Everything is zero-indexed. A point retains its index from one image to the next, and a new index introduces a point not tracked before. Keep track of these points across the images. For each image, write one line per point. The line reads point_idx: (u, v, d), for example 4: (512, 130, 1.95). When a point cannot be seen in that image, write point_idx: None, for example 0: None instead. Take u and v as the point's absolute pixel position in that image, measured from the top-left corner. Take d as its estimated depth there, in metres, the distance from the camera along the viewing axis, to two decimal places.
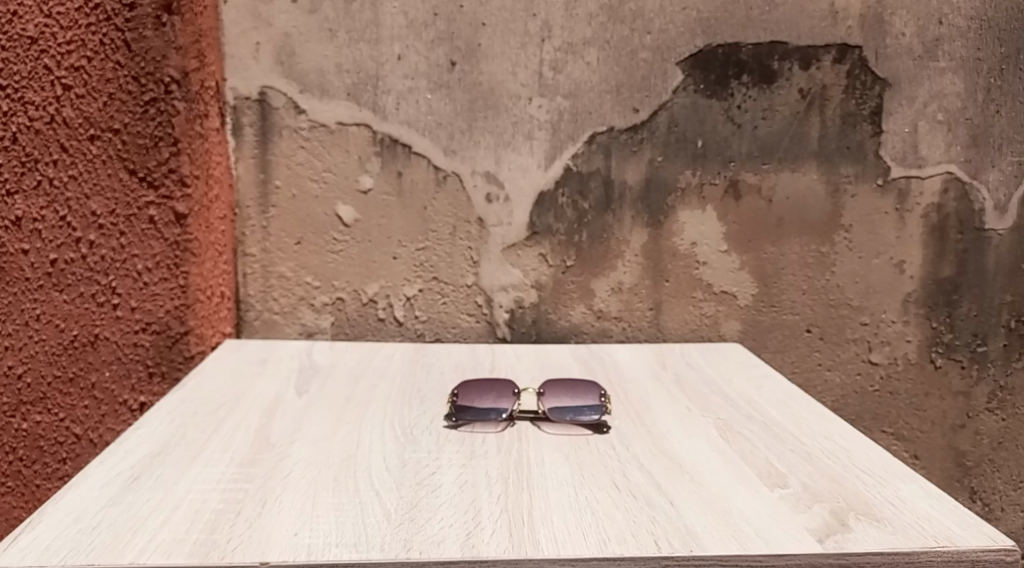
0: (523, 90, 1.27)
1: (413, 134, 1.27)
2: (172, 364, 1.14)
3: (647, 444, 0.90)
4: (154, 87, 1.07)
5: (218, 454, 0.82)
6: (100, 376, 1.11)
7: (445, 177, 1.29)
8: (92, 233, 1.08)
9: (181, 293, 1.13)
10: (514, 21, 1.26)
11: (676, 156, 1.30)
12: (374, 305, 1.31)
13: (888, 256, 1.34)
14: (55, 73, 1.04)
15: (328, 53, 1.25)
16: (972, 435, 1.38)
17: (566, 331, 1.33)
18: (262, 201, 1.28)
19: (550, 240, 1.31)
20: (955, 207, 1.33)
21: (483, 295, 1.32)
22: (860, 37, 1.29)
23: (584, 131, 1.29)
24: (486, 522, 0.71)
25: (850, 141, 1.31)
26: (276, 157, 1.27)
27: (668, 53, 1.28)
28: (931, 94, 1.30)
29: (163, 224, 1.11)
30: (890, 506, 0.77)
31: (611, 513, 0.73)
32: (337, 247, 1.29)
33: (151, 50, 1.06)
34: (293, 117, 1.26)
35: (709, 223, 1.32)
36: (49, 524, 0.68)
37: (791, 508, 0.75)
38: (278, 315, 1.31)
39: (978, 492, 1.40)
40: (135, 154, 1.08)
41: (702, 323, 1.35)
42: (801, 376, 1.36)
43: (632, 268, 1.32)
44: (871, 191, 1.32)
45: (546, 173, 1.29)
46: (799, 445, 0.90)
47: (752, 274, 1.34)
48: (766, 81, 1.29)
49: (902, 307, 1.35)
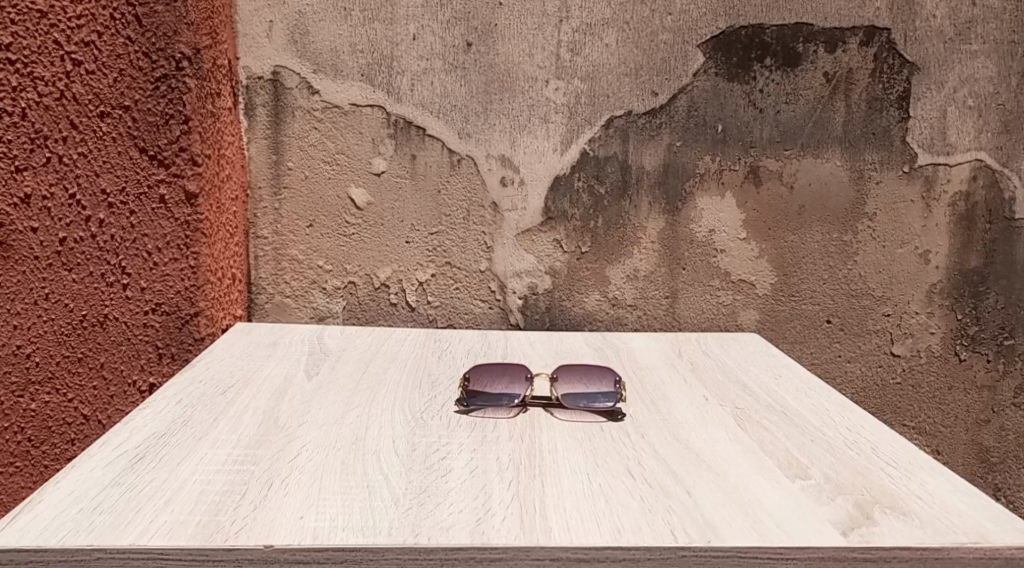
0: (540, 72, 1.25)
1: (428, 116, 1.25)
2: (182, 345, 1.13)
3: (663, 433, 0.87)
4: (166, 63, 1.06)
5: (225, 436, 0.81)
6: (109, 356, 1.10)
7: (459, 161, 1.26)
8: (102, 212, 1.07)
9: (191, 273, 1.12)
10: (532, 1, 1.24)
11: (695, 141, 1.27)
12: (386, 290, 1.29)
13: (913, 245, 1.30)
14: (65, 48, 1.02)
15: (343, 32, 1.23)
16: (997, 431, 1.35)
17: (580, 318, 1.31)
18: (274, 183, 1.27)
19: (565, 226, 1.28)
20: (984, 196, 1.30)
21: (496, 281, 1.30)
22: (889, 20, 1.26)
23: (601, 115, 1.26)
24: (497, 509, 0.69)
25: (876, 127, 1.28)
26: (289, 139, 1.26)
27: (690, 35, 1.25)
28: (961, 79, 1.27)
29: (173, 204, 1.10)
30: (917, 499, 0.74)
31: (626, 502, 0.71)
32: (349, 230, 1.28)
33: (162, 26, 1.05)
34: (307, 98, 1.25)
35: (728, 210, 1.29)
36: (49, 503, 0.67)
37: (814, 500, 0.73)
38: (289, 298, 1.29)
39: (1003, 489, 1.36)
40: (146, 132, 1.07)
41: (719, 312, 1.32)
42: (820, 368, 1.33)
43: (648, 256, 1.29)
44: (896, 179, 1.29)
45: (562, 158, 1.27)
46: (821, 435, 0.88)
47: (772, 262, 1.31)
48: (790, 64, 1.26)
49: (926, 298, 1.32)
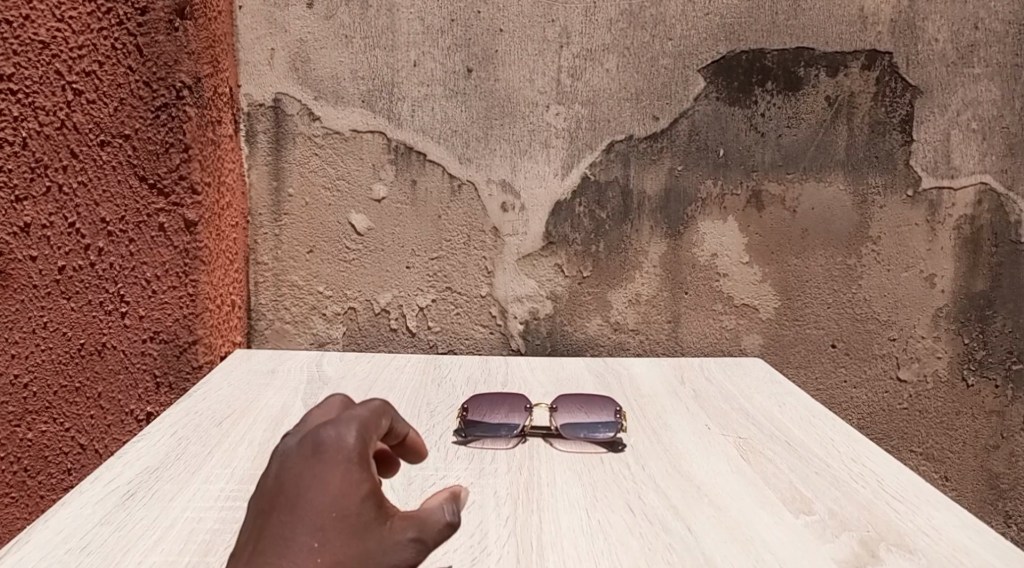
0: (540, 97, 1.25)
1: (428, 142, 1.25)
2: (179, 374, 1.12)
3: (664, 465, 0.86)
4: (166, 92, 1.06)
5: (218, 470, 0.80)
6: (106, 385, 1.10)
7: (460, 186, 1.26)
8: (101, 240, 1.07)
9: (189, 301, 1.11)
10: (531, 27, 1.24)
11: (696, 165, 1.27)
12: (386, 315, 1.29)
13: (918, 269, 1.29)
14: (67, 78, 1.02)
15: (343, 59, 1.23)
16: (1006, 457, 1.33)
17: (582, 343, 1.30)
18: (275, 209, 1.27)
19: (567, 250, 1.28)
20: (989, 219, 1.28)
21: (497, 306, 1.29)
22: (891, 43, 1.25)
23: (602, 140, 1.26)
24: (493, 547, 0.68)
25: (879, 150, 1.27)
26: (289, 165, 1.26)
27: (690, 60, 1.25)
28: (964, 102, 1.26)
29: (172, 231, 1.09)
30: (923, 535, 0.73)
31: (626, 539, 0.70)
32: (349, 256, 1.27)
33: (163, 56, 1.05)
34: (307, 124, 1.25)
35: (730, 234, 1.28)
36: (38, 543, 0.67)
37: (817, 537, 0.72)
38: (289, 324, 1.29)
39: (1013, 516, 1.34)
40: (146, 161, 1.07)
41: (722, 337, 1.31)
42: (825, 394, 1.31)
43: (650, 280, 1.29)
44: (900, 202, 1.28)
45: (563, 183, 1.26)
46: (825, 467, 0.86)
47: (775, 287, 1.29)
48: (792, 88, 1.25)
49: (932, 322, 1.30)
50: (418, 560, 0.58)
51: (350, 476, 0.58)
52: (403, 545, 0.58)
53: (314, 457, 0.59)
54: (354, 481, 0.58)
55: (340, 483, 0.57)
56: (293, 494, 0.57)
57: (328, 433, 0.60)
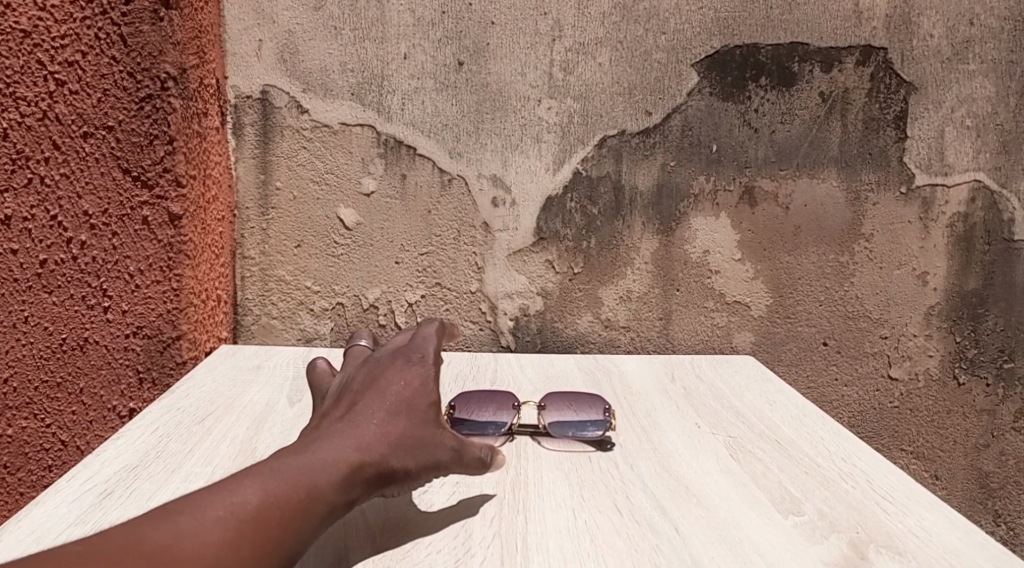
0: (532, 91, 1.23)
1: (418, 135, 1.23)
2: (162, 370, 1.11)
3: (653, 464, 0.86)
4: (150, 83, 1.04)
5: (198, 469, 0.79)
6: (88, 381, 1.09)
7: (450, 180, 1.25)
8: (83, 233, 1.05)
9: (173, 296, 1.09)
10: (523, 19, 1.22)
11: (689, 161, 1.25)
12: (375, 311, 1.27)
13: (910, 267, 1.28)
14: (48, 68, 1.01)
15: (333, 50, 1.22)
16: (996, 456, 1.32)
17: (572, 340, 1.29)
18: (262, 202, 1.25)
19: (558, 246, 1.26)
20: (982, 217, 1.28)
21: (487, 302, 1.28)
22: (886, 39, 1.24)
23: (594, 134, 1.24)
24: (477, 549, 0.70)
25: (872, 147, 1.26)
26: (277, 158, 1.24)
27: (684, 54, 1.24)
28: (958, 99, 1.25)
29: (156, 225, 1.08)
30: (912, 537, 0.73)
31: (613, 542, 0.71)
32: (337, 251, 1.26)
33: (147, 46, 1.04)
34: (296, 117, 1.23)
35: (723, 231, 1.27)
36: (9, 544, 0.66)
37: (806, 539, 0.72)
38: (277, 319, 1.28)
39: (1003, 515, 1.34)
40: (129, 153, 1.05)
41: (714, 334, 1.30)
42: (816, 392, 1.31)
43: (642, 277, 1.28)
44: (893, 200, 1.27)
45: (554, 178, 1.25)
46: (815, 466, 0.86)
47: (767, 284, 1.29)
48: (786, 84, 1.24)
49: (924, 320, 1.30)
50: (449, 465, 0.75)
51: (426, 386, 0.77)
52: (445, 448, 0.74)
53: (403, 364, 0.79)
54: (427, 390, 0.77)
55: (417, 386, 0.77)
56: (381, 379, 0.78)
57: (418, 351, 0.80)
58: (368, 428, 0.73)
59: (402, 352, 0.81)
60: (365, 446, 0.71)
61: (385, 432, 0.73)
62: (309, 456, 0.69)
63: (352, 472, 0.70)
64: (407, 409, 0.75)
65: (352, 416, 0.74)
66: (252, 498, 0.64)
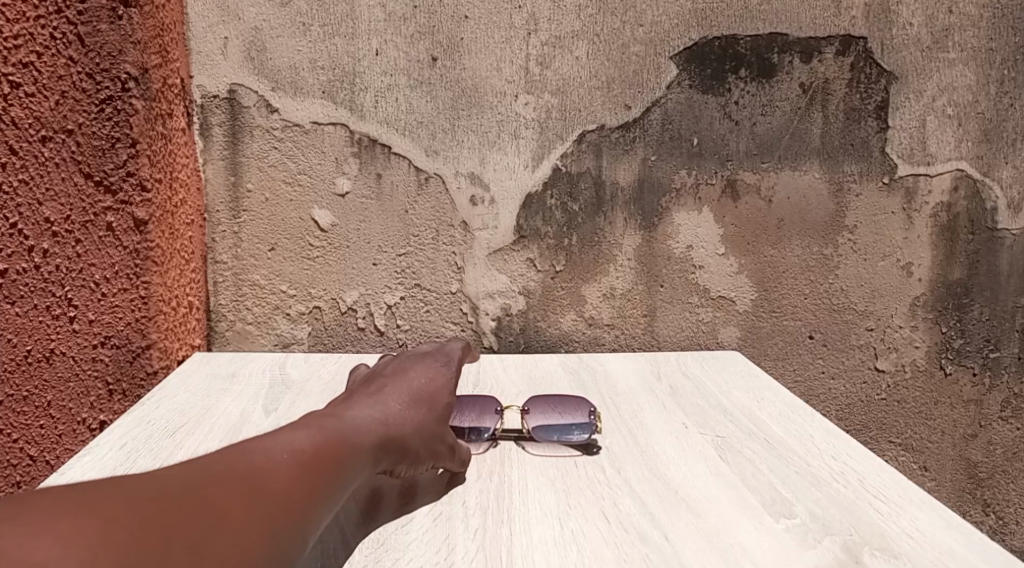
0: (508, 86, 1.21)
1: (393, 133, 1.20)
2: (133, 380, 1.07)
3: (640, 467, 0.84)
4: (111, 84, 1.01)
5: None
6: (56, 394, 1.05)
7: (427, 179, 1.22)
8: (45, 241, 1.01)
9: (142, 304, 1.06)
10: (498, 13, 1.20)
11: (669, 155, 1.23)
12: (353, 314, 1.24)
13: (895, 258, 1.27)
14: (2, 69, 0.96)
15: (302, 48, 1.18)
16: (984, 446, 1.32)
17: (556, 339, 1.27)
18: (233, 206, 1.22)
19: (538, 244, 1.24)
20: (966, 205, 1.26)
21: (468, 302, 1.25)
22: (865, 28, 1.23)
23: (573, 130, 1.22)
24: (459, 564, 0.68)
25: (854, 138, 1.24)
26: (247, 159, 1.21)
27: (662, 47, 1.21)
28: (939, 87, 1.24)
29: (121, 231, 1.04)
30: (907, 538, 0.71)
31: (600, 552, 0.69)
32: (313, 254, 1.23)
33: (106, 46, 1.00)
34: (266, 117, 1.20)
35: (706, 225, 1.25)
36: None
37: (799, 543, 0.70)
38: (252, 325, 1.24)
39: (992, 504, 1.33)
40: (91, 157, 1.02)
41: (699, 330, 1.28)
42: (803, 385, 1.29)
43: (625, 273, 1.25)
44: (876, 190, 1.26)
45: (533, 175, 1.23)
46: (805, 466, 0.84)
47: (752, 278, 1.27)
48: (765, 75, 1.23)
49: (909, 311, 1.28)
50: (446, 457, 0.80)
51: (445, 385, 0.85)
52: (448, 443, 0.80)
53: (427, 364, 0.87)
54: (445, 389, 0.85)
55: (438, 383, 0.85)
56: (406, 371, 0.85)
57: (441, 359, 0.90)
58: (397, 404, 0.78)
59: (428, 359, 0.89)
60: (394, 419, 0.76)
61: (411, 410, 0.78)
62: (347, 417, 0.73)
63: (384, 436, 0.73)
64: (427, 399, 0.81)
65: (382, 391, 0.79)
66: (307, 441, 0.66)
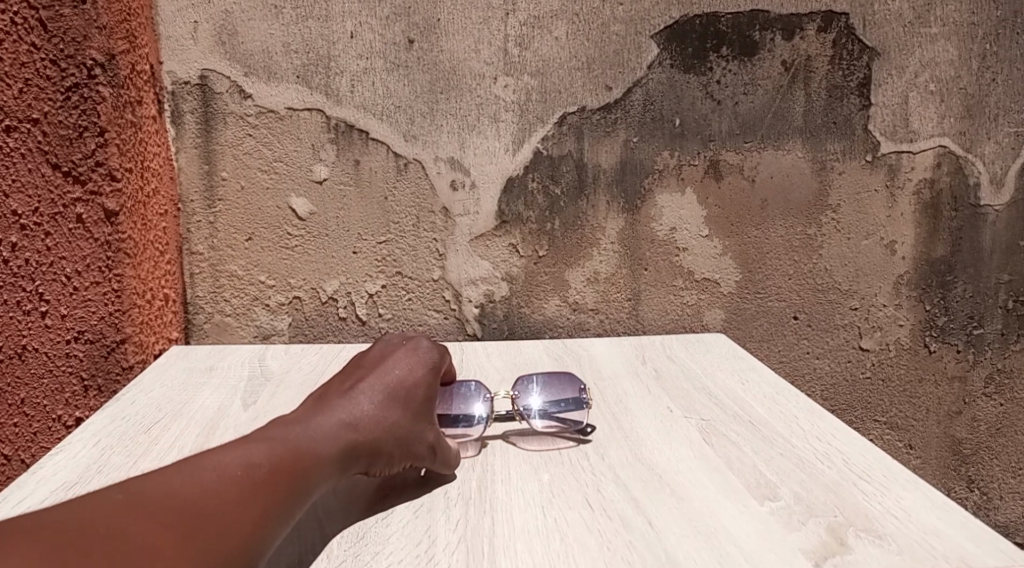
0: (487, 68, 1.18)
1: (370, 118, 1.18)
2: (108, 376, 1.05)
3: (625, 453, 0.83)
4: (76, 71, 0.98)
5: None
6: (29, 391, 1.02)
7: (406, 165, 1.19)
8: (13, 234, 0.98)
9: (114, 297, 1.04)
10: None
11: (652, 136, 1.22)
12: (334, 304, 1.22)
13: (878, 236, 1.27)
14: None
15: (275, 31, 1.15)
16: (969, 422, 1.32)
17: (540, 324, 1.25)
18: (208, 195, 1.19)
19: (521, 229, 1.22)
20: (949, 182, 1.26)
21: (451, 289, 1.23)
22: (847, 4, 1.21)
23: (553, 112, 1.20)
24: (440, 556, 0.66)
25: (836, 116, 1.23)
26: (221, 147, 1.18)
27: (643, 25, 1.19)
28: (922, 63, 1.23)
29: (91, 223, 1.02)
30: (892, 518, 0.71)
31: (583, 540, 0.68)
32: (291, 243, 1.20)
33: (70, 31, 0.97)
34: (239, 103, 1.17)
35: (689, 206, 1.24)
36: None
37: (783, 526, 0.69)
38: (231, 316, 1.22)
39: (976, 481, 1.34)
40: (58, 147, 0.99)
41: (684, 313, 1.27)
42: (788, 366, 1.29)
43: (608, 257, 1.24)
44: (859, 168, 1.25)
45: (514, 158, 1.21)
46: (789, 448, 0.83)
47: (736, 259, 1.26)
48: (747, 53, 1.21)
49: (893, 290, 1.28)
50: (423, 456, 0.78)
51: (427, 376, 0.83)
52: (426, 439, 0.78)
53: (408, 350, 0.85)
54: (425, 379, 0.83)
55: (416, 372, 0.82)
56: (386, 360, 0.82)
57: (423, 343, 0.87)
58: (368, 401, 0.76)
59: (405, 342, 0.87)
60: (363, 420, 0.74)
61: (383, 408, 0.77)
62: (315, 422, 0.72)
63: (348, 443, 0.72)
64: (403, 394, 0.79)
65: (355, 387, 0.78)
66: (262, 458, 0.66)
